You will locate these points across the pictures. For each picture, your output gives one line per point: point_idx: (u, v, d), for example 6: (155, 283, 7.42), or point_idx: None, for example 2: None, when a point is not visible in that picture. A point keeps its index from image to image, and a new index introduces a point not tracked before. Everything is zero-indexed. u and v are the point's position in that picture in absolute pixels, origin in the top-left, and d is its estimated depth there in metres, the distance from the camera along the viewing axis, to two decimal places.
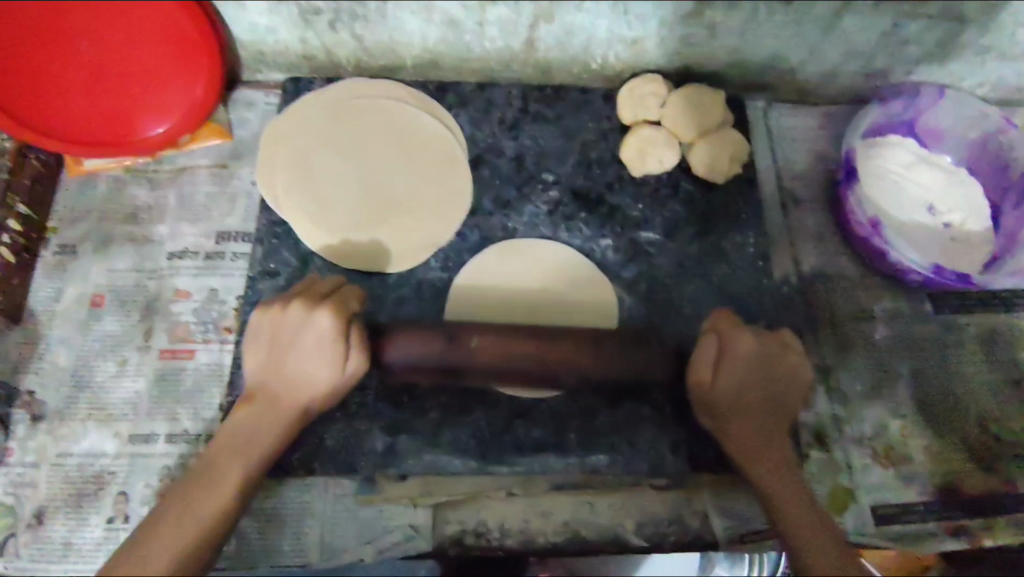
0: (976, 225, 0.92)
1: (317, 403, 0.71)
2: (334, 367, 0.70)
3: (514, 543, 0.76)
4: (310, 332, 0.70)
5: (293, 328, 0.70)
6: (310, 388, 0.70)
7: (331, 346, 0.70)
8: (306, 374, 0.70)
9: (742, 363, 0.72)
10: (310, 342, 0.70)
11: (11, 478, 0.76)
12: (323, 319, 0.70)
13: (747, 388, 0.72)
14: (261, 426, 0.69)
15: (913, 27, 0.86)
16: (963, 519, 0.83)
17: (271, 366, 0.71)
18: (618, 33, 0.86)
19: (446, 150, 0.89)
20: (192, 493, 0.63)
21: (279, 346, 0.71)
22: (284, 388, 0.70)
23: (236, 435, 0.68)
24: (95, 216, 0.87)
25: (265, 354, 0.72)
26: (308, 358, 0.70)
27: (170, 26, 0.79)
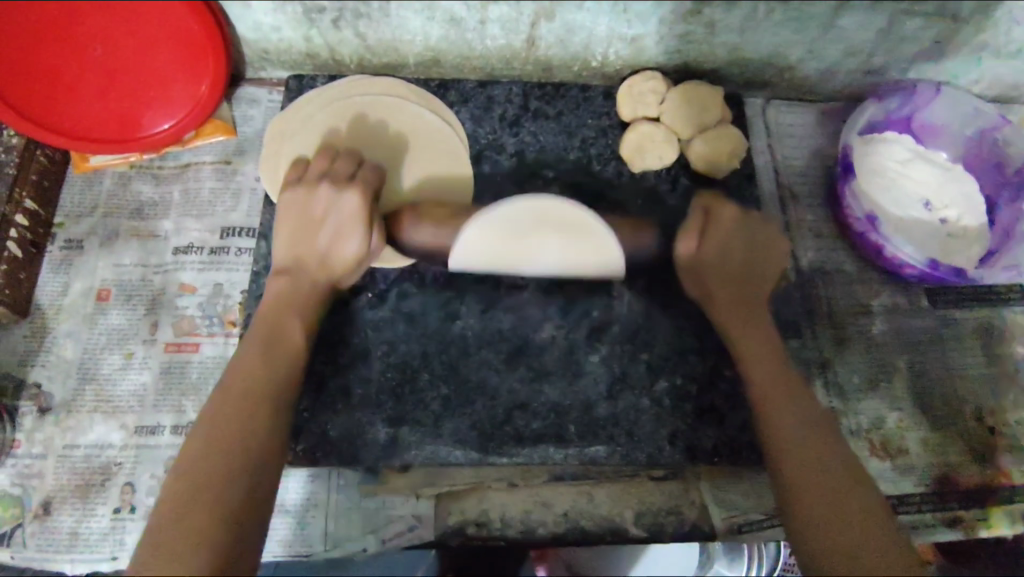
0: (972, 221, 0.93)
1: (343, 277, 0.77)
2: (359, 242, 0.75)
3: (515, 533, 0.77)
4: (338, 208, 0.75)
5: (321, 207, 0.76)
6: (338, 259, 0.75)
7: (356, 224, 0.75)
8: (333, 248, 0.75)
9: (724, 228, 0.80)
10: (339, 218, 0.75)
11: (18, 469, 0.77)
12: (350, 198, 0.75)
13: (729, 253, 0.79)
14: (300, 294, 0.75)
15: (909, 25, 0.87)
16: (958, 510, 0.84)
17: (300, 240, 0.76)
18: (618, 31, 0.87)
19: (451, 150, 0.87)
20: (256, 358, 0.69)
21: (307, 223, 0.76)
22: (312, 264, 0.76)
23: (279, 302, 0.74)
24: (101, 212, 0.88)
25: (292, 232, 0.76)
26: (337, 234, 0.75)
27: (176, 23, 0.80)
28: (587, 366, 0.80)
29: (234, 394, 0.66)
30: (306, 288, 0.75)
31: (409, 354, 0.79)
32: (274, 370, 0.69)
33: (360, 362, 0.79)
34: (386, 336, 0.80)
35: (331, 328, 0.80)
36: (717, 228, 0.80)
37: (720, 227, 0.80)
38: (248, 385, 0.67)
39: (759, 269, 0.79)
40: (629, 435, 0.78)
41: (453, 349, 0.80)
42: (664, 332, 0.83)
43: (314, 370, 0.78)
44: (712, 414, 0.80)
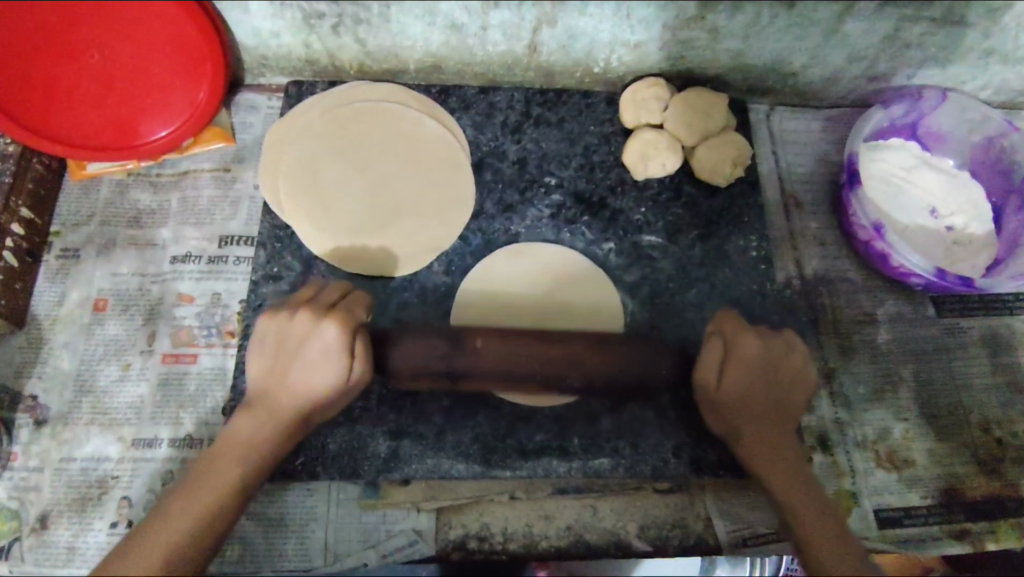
0: (978, 228, 0.92)
1: (318, 412, 0.69)
2: (338, 378, 0.67)
3: (517, 547, 0.76)
4: (315, 343, 0.67)
5: (299, 335, 0.68)
6: (312, 395, 0.68)
7: (334, 360, 0.67)
8: (308, 385, 0.68)
9: (748, 364, 0.70)
10: (316, 352, 0.67)
11: (14, 483, 0.76)
12: (329, 332, 0.67)
13: (751, 388, 0.71)
14: (262, 433, 0.67)
15: (916, 30, 0.86)
16: (966, 522, 0.83)
17: (274, 371, 0.69)
18: (621, 37, 0.86)
19: (449, 153, 0.89)
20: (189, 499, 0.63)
21: (283, 355, 0.68)
22: (285, 396, 0.68)
23: (238, 441, 0.67)
24: (98, 220, 0.87)
25: (270, 358, 0.69)
26: (310, 370, 0.68)
27: (173, 29, 0.79)
28: None
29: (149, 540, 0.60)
30: (281, 418, 0.68)
31: None
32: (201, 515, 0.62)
33: None
34: None
35: None
36: (744, 363, 0.70)
37: (744, 361, 0.70)
38: (235, 456, 0.66)
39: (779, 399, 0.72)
40: (633, 448, 0.77)
41: None
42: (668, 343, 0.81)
43: None
44: None
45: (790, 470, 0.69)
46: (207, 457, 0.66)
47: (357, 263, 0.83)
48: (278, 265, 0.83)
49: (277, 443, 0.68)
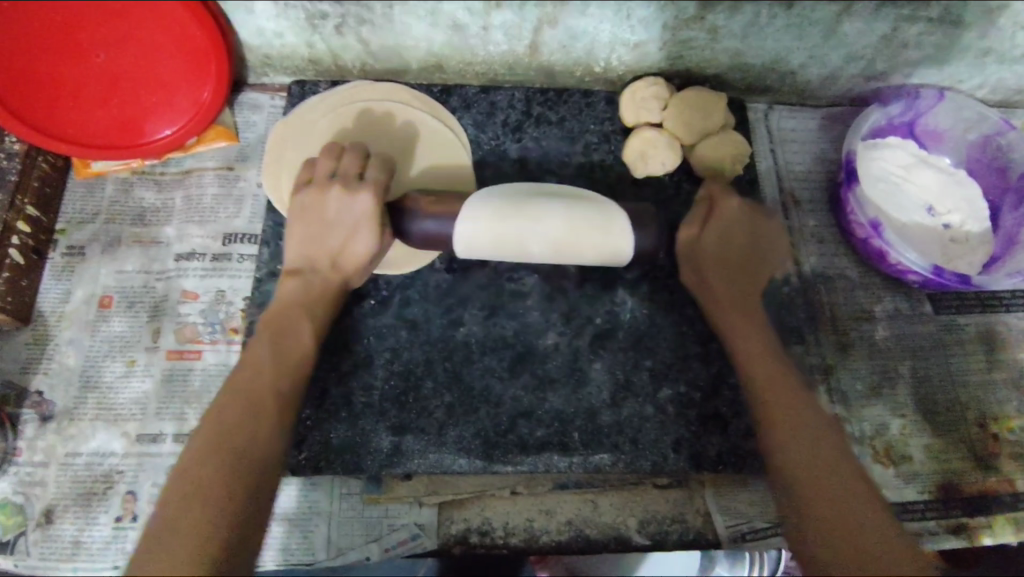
0: (975, 226, 0.93)
1: (356, 275, 0.76)
2: (371, 242, 0.74)
3: (518, 541, 0.77)
4: (353, 207, 0.74)
5: (333, 205, 0.74)
6: (350, 258, 0.75)
7: (369, 225, 0.74)
8: (345, 250, 0.75)
9: (728, 218, 0.81)
10: (355, 216, 0.74)
11: (20, 477, 0.77)
12: (363, 198, 0.74)
13: (728, 237, 0.81)
14: (315, 293, 0.74)
15: (914, 30, 0.87)
16: (962, 517, 0.84)
17: (310, 241, 0.75)
18: (621, 37, 0.87)
19: (451, 153, 0.88)
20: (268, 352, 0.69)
21: (317, 224, 0.75)
22: (322, 262, 0.75)
23: (294, 301, 0.74)
24: (103, 219, 0.88)
25: (305, 233, 0.75)
26: (350, 233, 0.74)
27: (178, 30, 0.80)
28: (591, 374, 0.80)
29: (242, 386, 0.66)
30: (317, 289, 0.74)
31: (411, 362, 0.79)
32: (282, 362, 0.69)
33: (363, 370, 0.78)
34: (388, 343, 0.80)
35: (334, 336, 0.80)
36: (724, 214, 0.81)
37: (724, 217, 0.81)
38: (296, 318, 0.73)
39: (761, 249, 0.82)
40: (633, 443, 0.78)
41: (456, 356, 0.80)
42: (667, 340, 0.82)
43: (317, 379, 0.78)
44: (716, 421, 0.80)
45: (808, 438, 0.68)
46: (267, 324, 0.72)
47: None
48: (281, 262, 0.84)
49: (331, 301, 0.75)
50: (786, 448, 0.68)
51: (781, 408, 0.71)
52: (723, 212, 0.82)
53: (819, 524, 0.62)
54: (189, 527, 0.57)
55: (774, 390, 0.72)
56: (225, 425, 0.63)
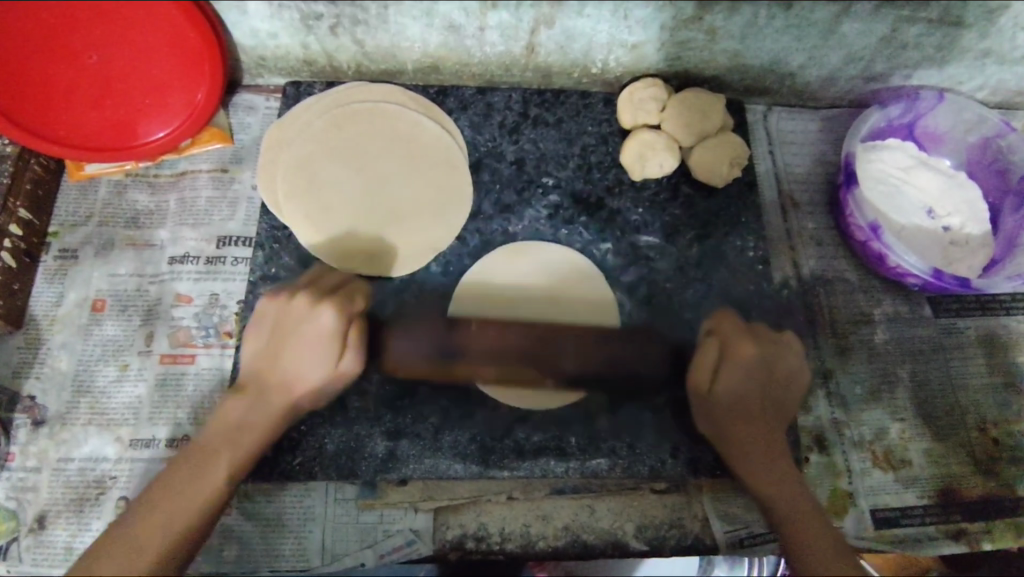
0: (975, 229, 0.93)
1: (305, 400, 0.72)
2: (327, 367, 0.71)
3: (514, 547, 0.77)
4: (311, 325, 0.71)
5: (295, 319, 0.71)
6: (302, 381, 0.71)
7: (328, 344, 0.71)
8: (298, 372, 0.71)
9: (742, 365, 0.73)
10: (312, 336, 0.71)
11: (12, 483, 0.76)
12: (325, 317, 0.71)
13: (744, 387, 0.73)
14: (250, 418, 0.69)
15: (913, 31, 0.86)
16: (961, 522, 0.83)
17: (267, 354, 0.72)
18: (619, 38, 0.86)
19: (446, 154, 0.89)
20: (177, 482, 0.65)
21: (278, 339, 0.72)
22: (275, 383, 0.71)
23: (225, 425, 0.69)
24: (96, 221, 0.87)
25: (265, 339, 0.73)
26: (304, 355, 0.71)
27: (172, 31, 0.79)
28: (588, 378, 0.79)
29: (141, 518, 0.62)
30: (263, 409, 0.70)
31: (406, 366, 0.78)
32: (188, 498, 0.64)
33: (358, 375, 0.78)
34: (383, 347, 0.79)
35: None
36: (737, 361, 0.73)
37: (736, 361, 0.73)
38: (220, 447, 0.68)
39: (777, 396, 0.74)
40: (630, 448, 0.77)
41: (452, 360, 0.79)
42: (665, 345, 0.82)
43: None
44: None
45: (787, 481, 0.70)
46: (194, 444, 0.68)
47: (352, 261, 0.83)
48: (276, 265, 0.83)
49: (263, 431, 0.70)
50: (779, 502, 0.69)
51: (764, 464, 0.71)
52: (738, 360, 0.73)
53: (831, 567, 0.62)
54: None
55: (754, 453, 0.71)
56: (152, 512, 0.63)
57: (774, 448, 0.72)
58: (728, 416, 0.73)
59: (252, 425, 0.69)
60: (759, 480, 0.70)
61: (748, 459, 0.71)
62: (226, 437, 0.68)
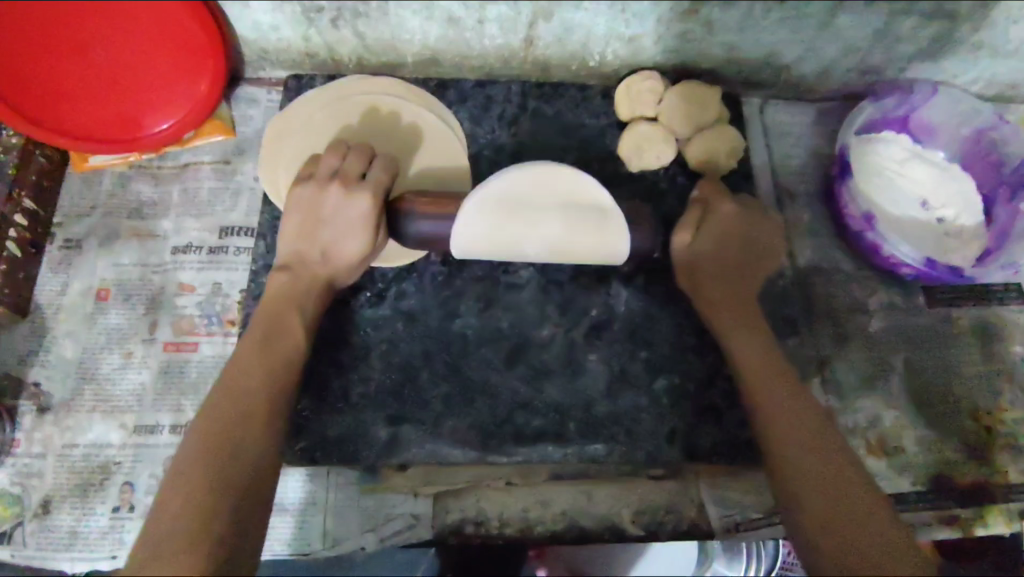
0: (969, 219, 0.94)
1: (344, 274, 0.77)
2: (362, 245, 0.75)
3: (514, 531, 0.78)
4: (348, 208, 0.74)
5: (329, 205, 0.75)
6: (342, 259, 0.76)
7: (362, 230, 0.75)
8: (336, 248, 0.76)
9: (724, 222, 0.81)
10: (348, 219, 0.75)
11: (18, 468, 0.77)
12: (362, 204, 0.74)
13: (721, 244, 0.80)
14: (305, 291, 0.75)
15: (907, 24, 0.87)
16: (955, 508, 0.84)
17: (303, 234, 0.76)
18: (616, 31, 0.87)
19: (444, 145, 0.88)
20: (254, 353, 0.69)
21: (312, 219, 0.76)
22: (316, 260, 0.76)
23: (282, 298, 0.74)
24: (100, 212, 0.88)
25: (298, 225, 0.76)
26: (342, 236, 0.75)
27: (175, 23, 0.80)
28: (585, 365, 0.81)
29: (231, 391, 0.66)
30: (304, 282, 0.75)
31: (407, 353, 0.80)
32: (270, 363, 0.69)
33: (360, 362, 0.79)
34: (385, 335, 0.80)
35: (331, 328, 0.80)
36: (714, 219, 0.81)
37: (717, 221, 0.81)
38: (285, 315, 0.73)
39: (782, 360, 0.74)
40: (628, 434, 0.78)
41: (452, 348, 0.80)
42: (662, 333, 0.83)
43: (314, 370, 0.78)
44: (710, 412, 0.80)
45: (806, 435, 0.67)
46: (258, 322, 0.73)
47: None
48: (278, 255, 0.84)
49: (317, 298, 0.76)
50: (791, 455, 0.66)
51: (781, 414, 0.69)
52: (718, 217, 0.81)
53: (824, 529, 0.60)
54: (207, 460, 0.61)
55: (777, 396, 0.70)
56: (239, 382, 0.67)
57: (790, 396, 0.70)
58: (717, 275, 0.80)
59: (288, 322, 0.73)
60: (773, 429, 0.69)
61: (768, 402, 0.70)
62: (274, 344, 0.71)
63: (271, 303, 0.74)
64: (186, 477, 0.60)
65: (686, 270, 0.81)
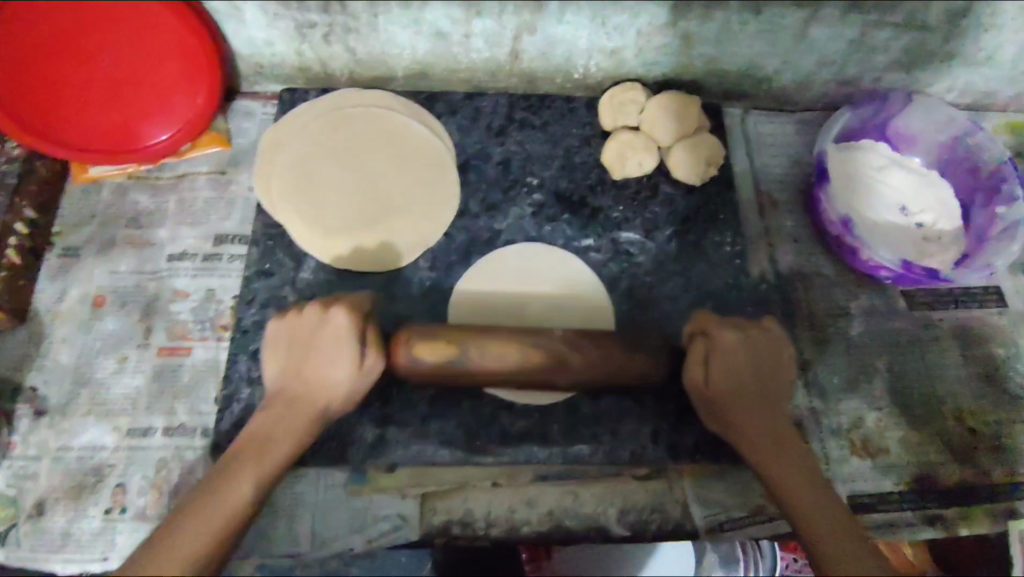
0: (948, 225, 0.96)
1: (334, 402, 0.72)
2: (350, 363, 0.72)
3: (499, 532, 0.79)
4: (327, 328, 0.72)
5: (309, 329, 0.73)
6: (325, 386, 0.72)
7: (345, 346, 0.72)
8: (319, 373, 0.72)
9: (728, 352, 0.74)
10: (328, 339, 0.72)
11: (13, 471, 0.79)
12: (339, 318, 0.72)
13: (739, 377, 0.74)
14: (271, 436, 0.69)
15: (880, 35, 0.90)
16: (938, 508, 0.85)
17: (290, 368, 0.73)
18: (598, 44, 0.90)
19: (436, 154, 0.93)
20: (198, 505, 0.63)
21: (301, 350, 0.73)
22: (300, 393, 0.72)
23: (249, 442, 0.69)
24: (98, 220, 0.91)
25: (284, 358, 0.74)
26: (326, 359, 0.72)
27: (173, 35, 0.83)
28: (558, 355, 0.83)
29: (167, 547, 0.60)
30: (286, 420, 0.71)
31: None
32: (214, 520, 0.62)
33: None
34: None
35: None
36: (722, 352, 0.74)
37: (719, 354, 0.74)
38: (244, 463, 0.67)
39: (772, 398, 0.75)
40: (612, 435, 0.80)
41: None
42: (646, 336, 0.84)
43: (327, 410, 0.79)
44: (693, 413, 0.81)
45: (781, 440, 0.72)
46: (219, 466, 0.67)
47: (348, 258, 0.86)
48: (270, 261, 0.86)
49: (286, 444, 0.70)
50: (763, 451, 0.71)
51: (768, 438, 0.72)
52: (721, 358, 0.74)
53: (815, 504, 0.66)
54: None
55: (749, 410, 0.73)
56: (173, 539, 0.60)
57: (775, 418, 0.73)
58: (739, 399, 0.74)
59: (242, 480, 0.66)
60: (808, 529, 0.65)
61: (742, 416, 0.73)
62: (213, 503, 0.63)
63: (240, 448, 0.69)
64: None
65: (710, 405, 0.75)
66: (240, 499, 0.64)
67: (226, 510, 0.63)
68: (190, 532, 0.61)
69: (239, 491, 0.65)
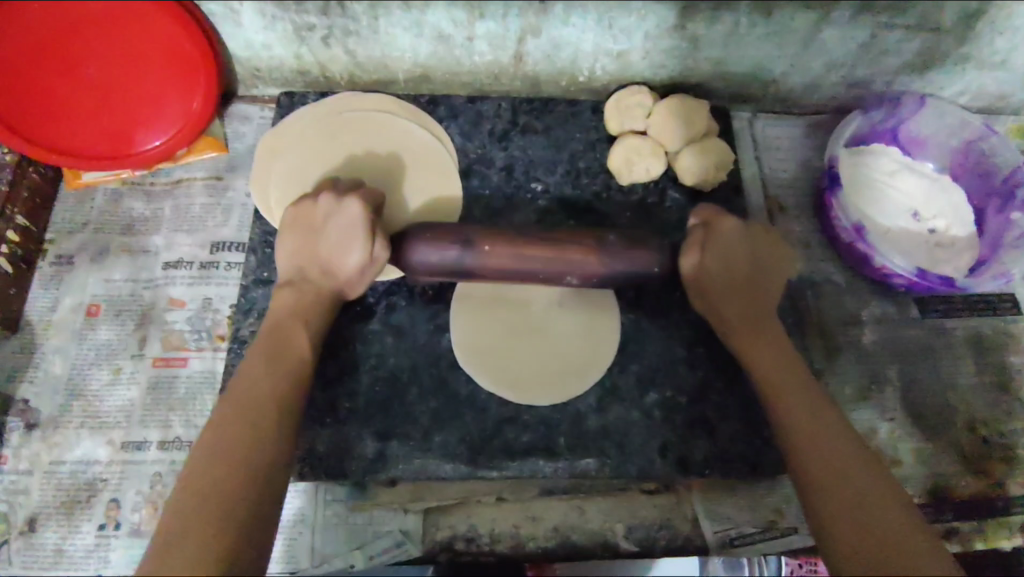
0: (960, 230, 0.94)
1: (350, 285, 0.75)
2: (363, 251, 0.71)
3: (504, 548, 0.77)
4: (340, 215, 0.72)
5: (322, 215, 0.74)
6: (344, 268, 0.73)
7: (360, 234, 0.71)
8: (337, 256, 0.73)
9: (727, 244, 0.74)
10: (343, 223, 0.72)
11: (5, 486, 0.77)
12: (352, 205, 0.72)
13: (733, 269, 0.74)
14: (308, 305, 0.73)
15: (891, 37, 0.88)
16: (953, 522, 0.84)
17: (304, 253, 0.74)
18: (604, 46, 0.88)
19: (436, 158, 0.90)
20: (264, 356, 0.67)
21: (311, 234, 0.74)
22: (321, 273, 0.74)
23: (286, 309, 0.72)
24: (92, 228, 0.89)
25: (295, 245, 0.74)
26: (340, 242, 0.72)
27: (170, 40, 0.81)
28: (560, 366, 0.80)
29: (241, 396, 0.63)
30: (310, 296, 0.73)
31: (397, 370, 0.79)
32: (282, 369, 0.67)
33: (348, 377, 0.78)
34: (373, 349, 0.79)
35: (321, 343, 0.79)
36: (721, 243, 0.74)
37: (719, 244, 0.74)
38: (293, 323, 0.71)
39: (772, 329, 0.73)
40: (619, 448, 0.77)
41: (442, 362, 0.79)
42: (655, 347, 0.82)
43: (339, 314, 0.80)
44: (703, 426, 0.79)
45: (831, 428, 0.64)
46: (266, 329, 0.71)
47: None
48: (268, 269, 0.84)
49: (320, 312, 0.73)
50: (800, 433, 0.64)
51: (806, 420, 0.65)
52: (725, 243, 0.74)
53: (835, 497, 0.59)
54: (210, 473, 0.57)
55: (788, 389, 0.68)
56: (251, 384, 0.65)
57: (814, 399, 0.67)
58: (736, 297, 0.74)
59: (296, 330, 0.71)
60: (826, 496, 0.59)
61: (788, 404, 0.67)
62: (274, 346, 0.69)
63: (267, 327, 0.71)
64: (193, 495, 0.56)
65: (703, 294, 0.75)
66: (298, 349, 0.70)
67: (290, 354, 0.69)
68: (258, 376, 0.65)
69: (297, 341, 0.70)
